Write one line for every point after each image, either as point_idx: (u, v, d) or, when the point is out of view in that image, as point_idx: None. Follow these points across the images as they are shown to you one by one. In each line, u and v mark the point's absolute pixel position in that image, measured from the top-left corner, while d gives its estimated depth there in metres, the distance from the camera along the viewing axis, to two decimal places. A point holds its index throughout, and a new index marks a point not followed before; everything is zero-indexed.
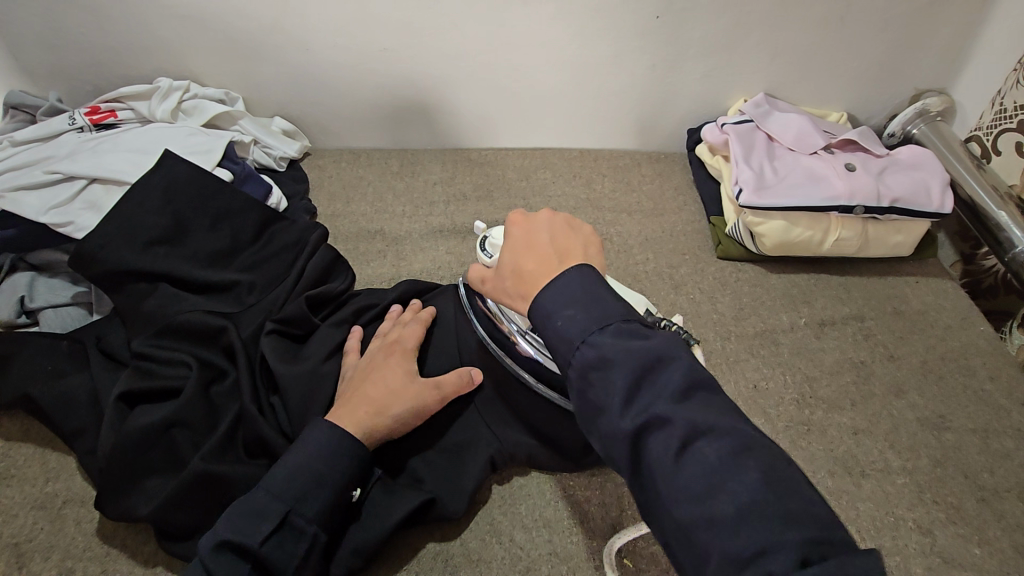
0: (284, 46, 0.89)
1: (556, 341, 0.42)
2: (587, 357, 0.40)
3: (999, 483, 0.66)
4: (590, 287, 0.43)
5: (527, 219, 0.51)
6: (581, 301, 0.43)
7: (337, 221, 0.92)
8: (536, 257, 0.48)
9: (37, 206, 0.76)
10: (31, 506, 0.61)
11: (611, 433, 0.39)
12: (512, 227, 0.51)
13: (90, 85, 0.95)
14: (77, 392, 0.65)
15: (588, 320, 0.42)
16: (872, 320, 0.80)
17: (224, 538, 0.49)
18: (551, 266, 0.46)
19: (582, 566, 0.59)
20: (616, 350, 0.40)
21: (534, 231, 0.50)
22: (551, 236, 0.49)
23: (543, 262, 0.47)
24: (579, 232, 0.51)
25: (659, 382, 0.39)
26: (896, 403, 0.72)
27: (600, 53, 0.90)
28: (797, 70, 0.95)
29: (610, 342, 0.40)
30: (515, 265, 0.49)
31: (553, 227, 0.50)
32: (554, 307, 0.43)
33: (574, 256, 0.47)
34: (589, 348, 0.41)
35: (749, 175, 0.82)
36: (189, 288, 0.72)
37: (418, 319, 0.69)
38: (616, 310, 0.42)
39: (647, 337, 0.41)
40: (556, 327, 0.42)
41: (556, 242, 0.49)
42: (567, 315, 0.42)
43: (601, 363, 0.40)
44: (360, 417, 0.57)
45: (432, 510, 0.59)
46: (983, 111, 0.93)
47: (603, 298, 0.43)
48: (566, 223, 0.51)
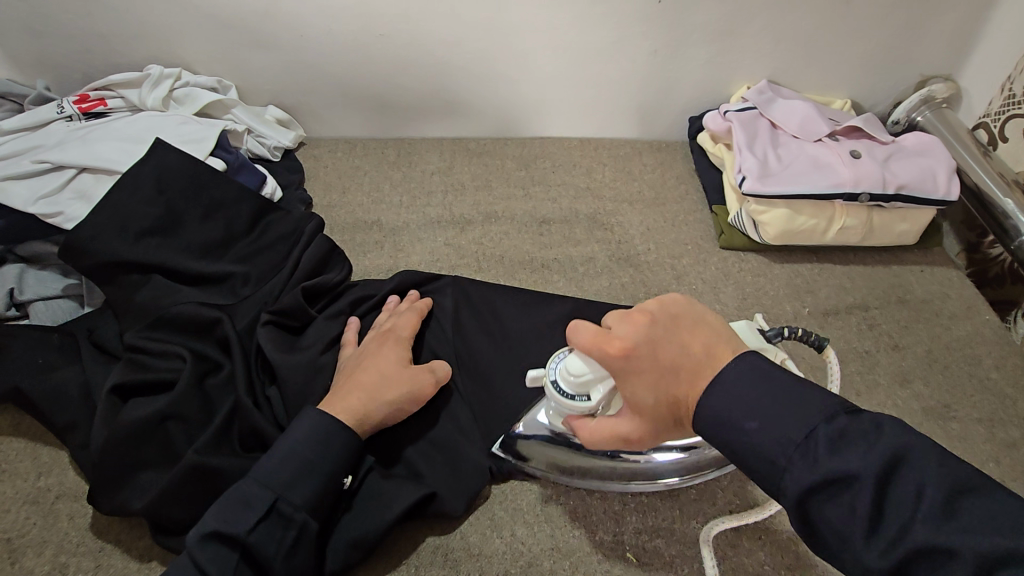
0: (278, 32, 0.87)
1: (754, 460, 0.42)
2: (802, 478, 0.40)
3: (1006, 473, 0.65)
4: (757, 381, 0.44)
5: (634, 343, 0.46)
6: (760, 412, 0.42)
7: (333, 212, 0.91)
8: (687, 377, 0.45)
9: (26, 195, 0.74)
10: (23, 501, 0.60)
11: (856, 561, 0.38)
12: (628, 356, 0.46)
13: (79, 73, 0.93)
14: (69, 385, 0.64)
15: (782, 432, 0.41)
16: (876, 309, 0.79)
17: (212, 529, 0.49)
18: (706, 377, 0.45)
19: (584, 560, 0.58)
20: (838, 467, 0.39)
21: (660, 348, 0.46)
22: (678, 346, 0.46)
23: (696, 379, 0.45)
24: (687, 317, 0.48)
25: (902, 491, 0.38)
26: (901, 392, 0.71)
27: (600, 38, 0.88)
28: (802, 56, 0.93)
29: (823, 459, 0.39)
30: (665, 395, 0.46)
31: (671, 334, 0.46)
32: (736, 424, 0.43)
33: (710, 346, 0.46)
34: (800, 467, 0.40)
35: (753, 163, 0.80)
36: (182, 279, 0.70)
37: (414, 309, 0.68)
38: (808, 411, 0.41)
39: (866, 440, 0.39)
40: (750, 445, 0.42)
41: (687, 349, 0.46)
42: (751, 429, 0.42)
43: (824, 485, 0.39)
44: (352, 405, 0.57)
45: (430, 504, 0.58)
46: (992, 98, 0.92)
47: (784, 399, 0.42)
48: (671, 318, 0.47)
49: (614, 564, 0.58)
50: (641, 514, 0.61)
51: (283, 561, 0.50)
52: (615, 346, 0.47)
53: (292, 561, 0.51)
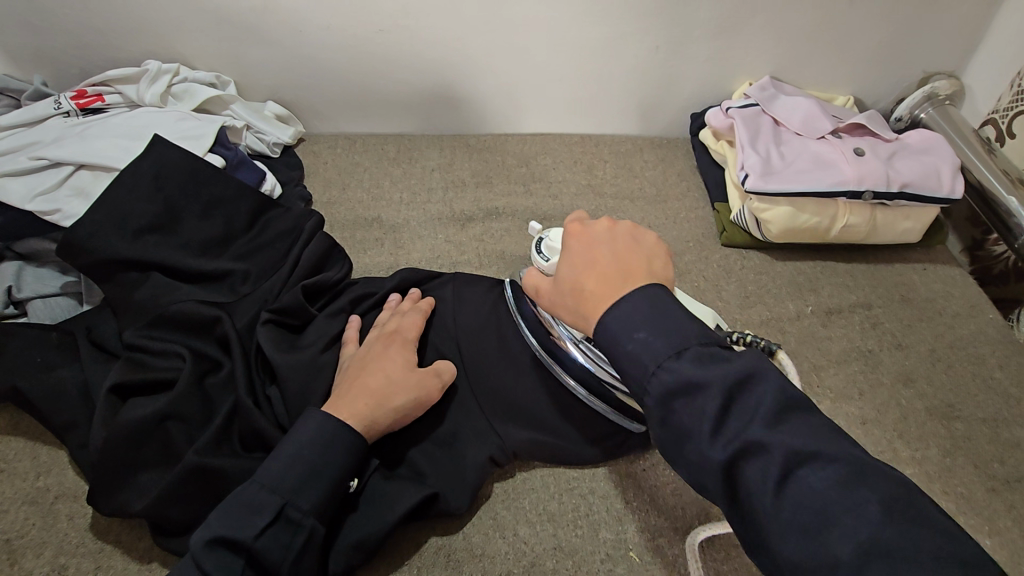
0: (276, 26, 0.86)
1: (627, 366, 0.41)
2: (668, 383, 0.38)
3: (1010, 473, 0.65)
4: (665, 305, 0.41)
5: (585, 230, 0.48)
6: (651, 323, 0.41)
7: (333, 209, 0.90)
8: (597, 272, 0.45)
9: (22, 192, 0.73)
10: (22, 502, 0.60)
11: (699, 462, 0.38)
12: (570, 241, 0.48)
13: (74, 69, 0.91)
14: (67, 384, 0.63)
15: (661, 343, 0.40)
16: (879, 307, 0.79)
17: (217, 535, 0.48)
18: (616, 285, 0.44)
19: (587, 561, 0.58)
20: (701, 376, 0.38)
21: (597, 244, 0.47)
22: (613, 250, 0.46)
23: (606, 281, 0.44)
24: (644, 244, 0.48)
25: (748, 400, 0.38)
26: (904, 391, 0.71)
27: (601, 34, 0.88)
28: (804, 52, 0.92)
29: (688, 368, 0.38)
30: (575, 281, 0.46)
31: (615, 240, 0.47)
32: (623, 331, 0.41)
33: (638, 271, 0.45)
34: (668, 373, 0.39)
35: (756, 160, 0.80)
36: (181, 278, 0.70)
37: (418, 309, 0.68)
38: (693, 332, 0.40)
39: (730, 359, 0.39)
40: (627, 352, 0.40)
41: (617, 254, 0.46)
42: (636, 338, 0.40)
43: (683, 389, 0.38)
44: (358, 408, 0.56)
45: (434, 505, 0.58)
46: (1001, 95, 0.92)
47: (674, 318, 0.41)
48: (629, 236, 0.48)
49: (617, 564, 0.58)
50: (643, 513, 0.61)
51: (290, 566, 0.50)
52: (579, 223, 0.49)
53: (299, 565, 0.51)
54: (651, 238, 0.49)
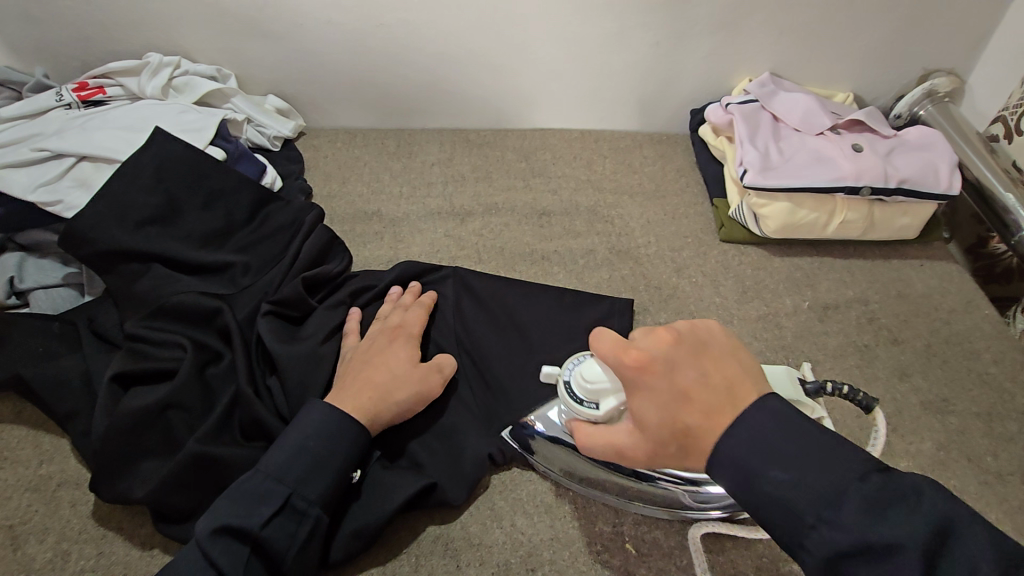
0: (280, 21, 0.86)
1: (780, 515, 0.41)
2: (835, 541, 0.39)
3: (1003, 467, 0.66)
4: (780, 425, 0.43)
5: (659, 364, 0.45)
6: (793, 465, 0.41)
7: (333, 202, 0.90)
8: (700, 409, 0.44)
9: (25, 184, 0.74)
10: (25, 489, 0.61)
11: None
12: (648, 380, 0.45)
13: (76, 62, 0.92)
14: (69, 374, 0.64)
15: (812, 491, 0.40)
16: (876, 303, 0.80)
17: (224, 523, 0.49)
18: (724, 417, 0.43)
19: (584, 551, 0.58)
20: (877, 533, 0.38)
21: (679, 375, 0.44)
22: (700, 374, 0.44)
23: (712, 414, 0.43)
24: (715, 344, 0.46)
25: (950, 560, 0.37)
26: (900, 386, 0.71)
27: (603, 30, 0.88)
28: (805, 49, 0.92)
29: (859, 523, 0.39)
30: (675, 424, 0.44)
31: (695, 361, 0.45)
32: (757, 470, 0.42)
33: (736, 385, 0.44)
34: (834, 528, 0.39)
35: (755, 156, 0.80)
36: (183, 269, 0.70)
37: (420, 304, 0.69)
38: (845, 470, 0.40)
39: (910, 508, 0.39)
40: (772, 497, 0.41)
41: (707, 378, 0.44)
42: (779, 481, 0.41)
43: (862, 551, 0.38)
44: (359, 398, 0.57)
45: (433, 494, 0.58)
46: (1012, 91, 0.91)
47: (811, 447, 0.42)
48: (699, 344, 0.46)
49: (613, 555, 0.58)
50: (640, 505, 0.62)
51: (294, 554, 0.51)
52: (638, 354, 0.46)
53: (303, 554, 0.51)
54: (707, 327, 0.47)
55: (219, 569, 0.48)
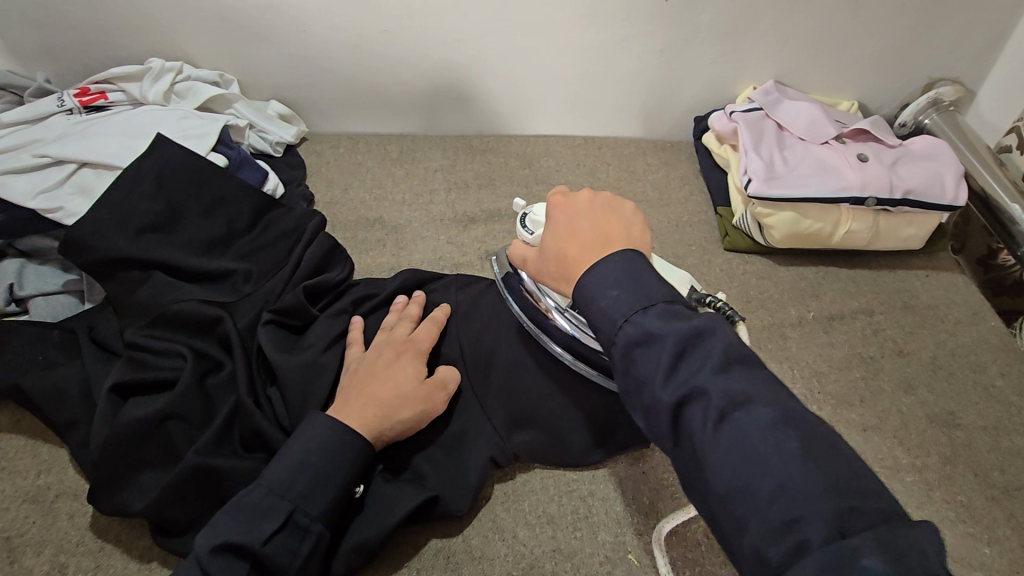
0: (282, 26, 0.86)
1: (598, 320, 0.44)
2: (630, 334, 0.42)
3: (1010, 482, 0.65)
4: (636, 262, 0.45)
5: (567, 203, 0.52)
6: (624, 282, 0.44)
7: (335, 209, 0.90)
8: (578, 240, 0.49)
9: (25, 190, 0.73)
10: (22, 500, 0.60)
11: (650, 406, 0.40)
12: (553, 212, 0.53)
13: (78, 66, 0.91)
14: (69, 384, 0.63)
15: (631, 301, 0.43)
16: (881, 314, 0.79)
17: (224, 540, 0.48)
18: (592, 252, 0.48)
19: (587, 565, 0.58)
20: (660, 328, 0.41)
21: (577, 216, 0.51)
22: (594, 220, 0.51)
23: (584, 247, 0.49)
24: (621, 213, 0.52)
25: (699, 351, 0.40)
26: (905, 399, 0.71)
27: (606, 37, 0.88)
28: (809, 57, 0.92)
29: (649, 320, 0.41)
30: (558, 249, 0.51)
31: (595, 211, 0.51)
32: (599, 289, 0.44)
33: (617, 238, 0.49)
34: (631, 325, 0.42)
35: (759, 165, 0.80)
36: (183, 277, 0.70)
37: (433, 320, 0.67)
38: (660, 290, 0.43)
39: (689, 315, 0.42)
40: (599, 307, 0.44)
41: (597, 224, 0.50)
42: (610, 295, 0.44)
43: (640, 339, 0.41)
44: (364, 415, 0.57)
45: (436, 508, 0.58)
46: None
47: (645, 275, 0.44)
48: (607, 207, 0.52)
49: (616, 567, 0.58)
50: (643, 517, 0.61)
51: (295, 571, 0.50)
52: (561, 195, 0.53)
53: (305, 571, 0.51)
54: (628, 207, 0.53)
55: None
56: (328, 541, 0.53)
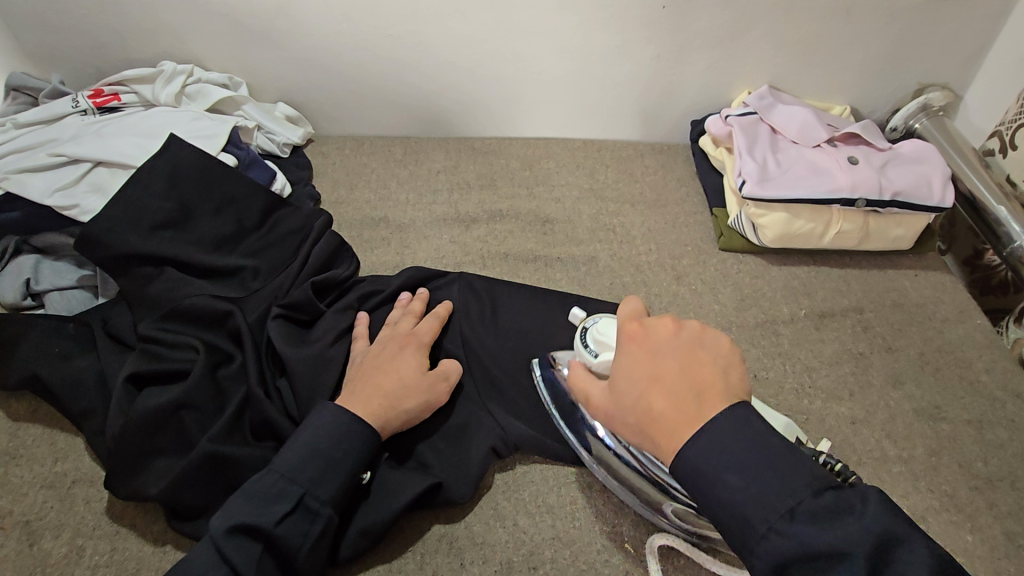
0: (291, 31, 0.89)
1: (728, 516, 0.43)
2: (783, 547, 0.41)
3: (993, 472, 0.67)
4: (746, 438, 0.44)
5: (649, 342, 0.50)
6: (746, 471, 0.43)
7: (341, 208, 0.92)
8: (666, 392, 0.47)
9: (42, 188, 0.75)
10: (39, 486, 0.62)
11: None
12: (633, 351, 0.50)
13: (91, 69, 0.94)
14: (85, 374, 0.65)
15: (765, 497, 0.42)
16: (871, 312, 0.81)
17: (238, 522, 0.50)
18: (689, 411, 0.46)
19: (584, 552, 0.60)
20: (824, 543, 0.40)
21: (659, 356, 0.48)
22: (683, 365, 0.48)
23: (675, 405, 0.46)
24: (711, 352, 0.49)
25: (893, 574, 0.40)
26: (893, 393, 0.73)
27: (605, 43, 0.90)
28: (802, 63, 0.95)
29: (810, 533, 0.41)
30: (641, 399, 0.48)
31: (681, 351, 0.48)
32: (713, 471, 0.44)
33: (710, 391, 0.46)
34: (779, 534, 0.41)
35: (753, 167, 0.82)
36: (194, 272, 0.72)
37: (435, 315, 0.70)
38: (798, 483, 0.42)
39: (849, 518, 0.41)
40: (726, 501, 0.43)
41: (688, 371, 0.47)
42: (733, 486, 0.43)
43: (808, 557, 0.40)
44: (370, 404, 0.59)
45: (439, 494, 0.60)
46: (1009, 108, 0.93)
47: (773, 461, 0.43)
48: (696, 347, 0.49)
49: (613, 555, 0.60)
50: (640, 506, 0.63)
51: (307, 552, 0.52)
52: (636, 324, 0.51)
53: (315, 552, 0.53)
54: (717, 338, 0.50)
55: (233, 567, 0.49)
56: (337, 524, 0.56)
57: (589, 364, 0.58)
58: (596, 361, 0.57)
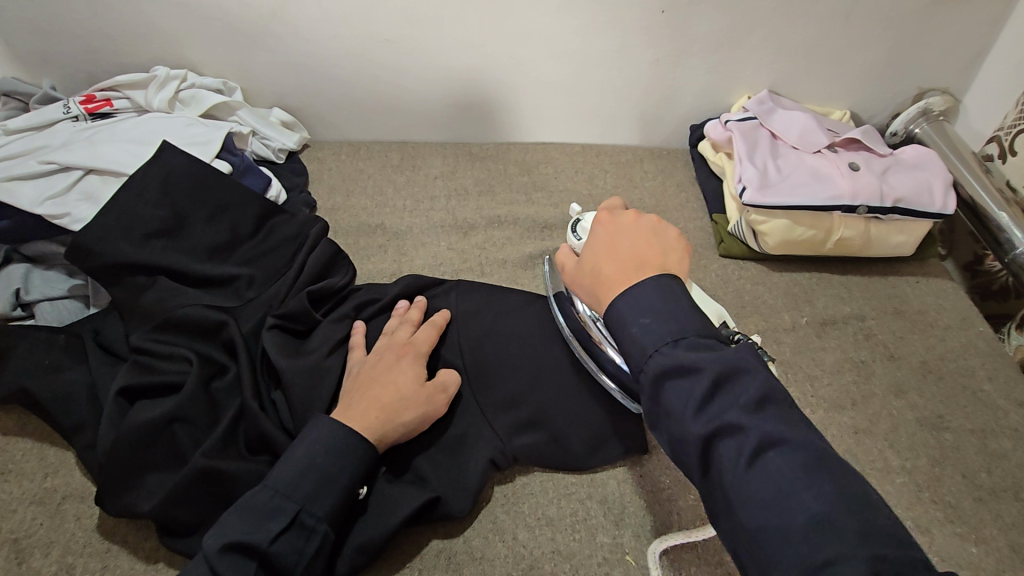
0: (286, 35, 0.87)
1: (629, 346, 0.46)
2: (662, 364, 0.43)
3: (997, 483, 0.67)
4: (665, 292, 0.46)
5: (612, 221, 0.54)
6: (655, 310, 0.45)
7: (337, 215, 0.91)
8: (615, 258, 0.51)
9: (33, 196, 0.74)
10: (29, 502, 0.61)
11: (681, 437, 0.42)
12: (597, 228, 0.55)
13: (84, 73, 0.93)
14: (76, 387, 0.64)
15: (661, 329, 0.45)
16: (872, 319, 0.81)
17: (232, 540, 0.49)
18: (627, 271, 0.49)
19: (586, 565, 0.59)
20: (694, 360, 0.42)
21: (618, 231, 0.53)
22: (635, 240, 0.52)
23: (620, 267, 0.50)
24: (663, 238, 0.53)
25: (733, 391, 0.42)
26: (896, 402, 0.73)
27: (604, 47, 0.89)
28: (802, 67, 0.94)
29: (684, 353, 0.43)
30: (594, 263, 0.52)
31: (636, 233, 0.53)
32: (630, 314, 0.46)
33: (652, 261, 0.50)
34: (663, 356, 0.44)
35: (753, 173, 0.82)
36: (188, 282, 0.71)
37: (433, 324, 0.69)
38: (692, 321, 0.45)
39: (722, 349, 0.43)
40: (630, 333, 0.46)
41: (637, 245, 0.52)
42: (641, 323, 0.45)
43: (676, 369, 0.43)
44: (367, 418, 0.58)
45: (437, 508, 0.59)
46: (1006, 113, 0.94)
47: (682, 309, 0.46)
48: (651, 230, 0.53)
49: (613, 568, 0.59)
50: (641, 518, 0.62)
51: (303, 570, 0.51)
52: (608, 213, 0.56)
53: (311, 570, 0.52)
54: (673, 232, 0.54)
55: None
56: (333, 541, 0.55)
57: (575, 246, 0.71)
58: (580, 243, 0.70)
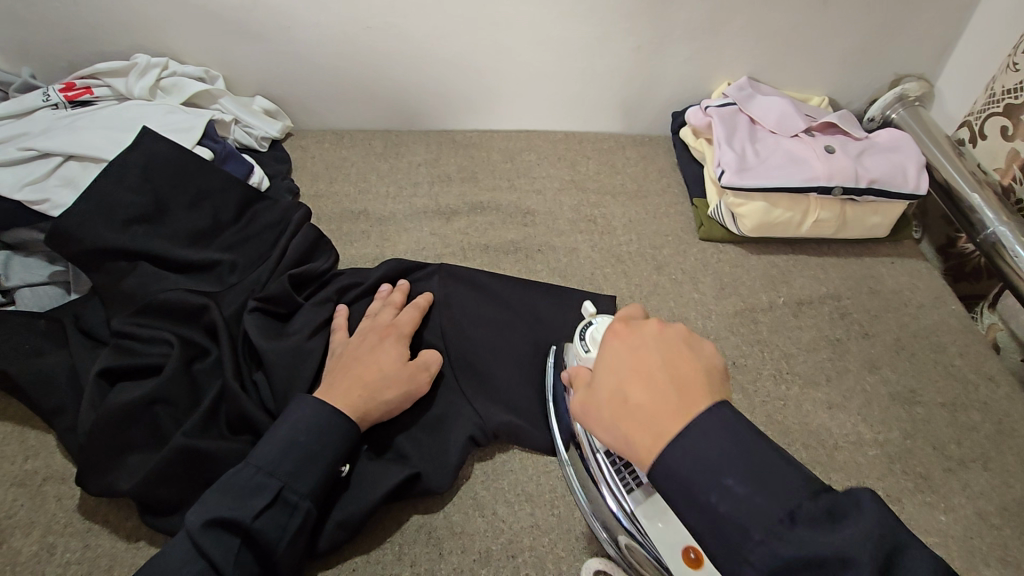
0: (267, 23, 0.87)
1: (723, 523, 0.40)
2: (783, 554, 0.37)
3: (966, 454, 0.68)
4: (731, 442, 0.41)
5: (634, 334, 0.48)
6: (742, 473, 0.40)
7: (320, 202, 0.92)
8: (645, 385, 0.45)
9: (11, 182, 0.74)
10: (10, 484, 0.61)
11: None
12: (618, 344, 0.48)
13: (64, 62, 0.92)
14: (55, 370, 0.64)
15: (761, 501, 0.39)
16: (848, 298, 0.82)
17: (215, 515, 0.50)
18: (666, 402, 0.44)
19: (566, 537, 0.60)
20: (830, 546, 0.36)
21: (644, 349, 0.47)
22: (666, 360, 0.46)
23: (654, 398, 0.44)
24: (698, 354, 0.47)
25: None
26: (870, 377, 0.74)
27: (585, 33, 0.90)
28: (781, 55, 0.95)
29: (808, 535, 0.38)
30: (619, 390, 0.46)
31: (664, 346, 0.47)
32: (704, 478, 0.41)
33: (692, 389, 0.44)
34: (781, 540, 0.38)
35: (731, 157, 0.83)
36: (170, 268, 0.71)
37: (416, 306, 0.69)
38: (794, 486, 0.40)
39: (852, 519, 0.38)
40: (718, 507, 0.40)
41: (670, 366, 0.46)
42: (726, 489, 0.40)
43: (810, 563, 0.36)
44: (349, 395, 0.58)
45: (417, 484, 0.60)
46: (976, 99, 0.95)
47: (770, 464, 0.41)
48: (682, 345, 0.47)
49: (591, 541, 0.60)
50: None
51: (285, 545, 0.52)
52: (624, 323, 0.50)
53: (294, 545, 0.53)
54: (706, 345, 0.48)
55: (210, 560, 0.49)
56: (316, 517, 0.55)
57: (580, 356, 0.58)
58: (586, 355, 0.58)
